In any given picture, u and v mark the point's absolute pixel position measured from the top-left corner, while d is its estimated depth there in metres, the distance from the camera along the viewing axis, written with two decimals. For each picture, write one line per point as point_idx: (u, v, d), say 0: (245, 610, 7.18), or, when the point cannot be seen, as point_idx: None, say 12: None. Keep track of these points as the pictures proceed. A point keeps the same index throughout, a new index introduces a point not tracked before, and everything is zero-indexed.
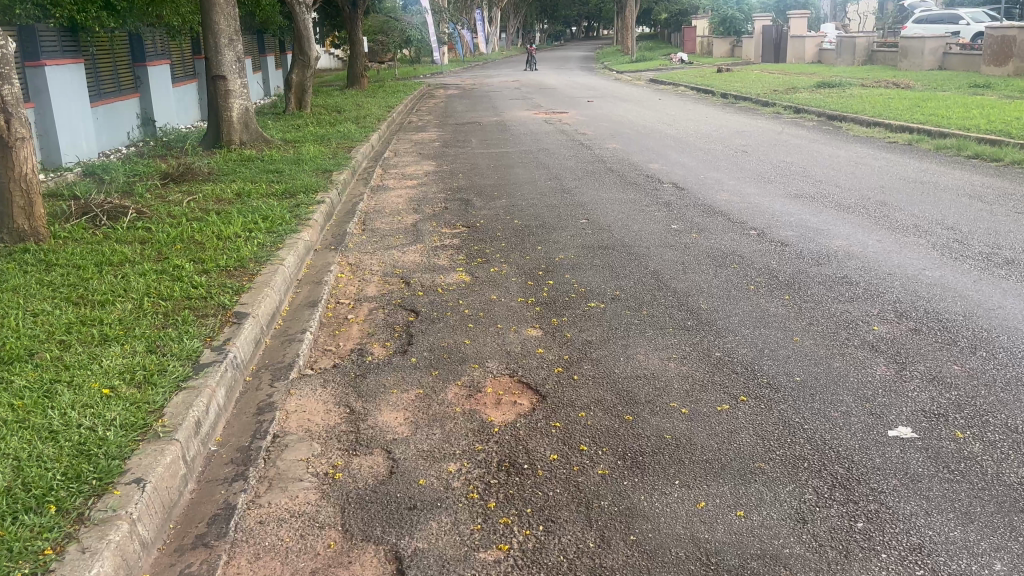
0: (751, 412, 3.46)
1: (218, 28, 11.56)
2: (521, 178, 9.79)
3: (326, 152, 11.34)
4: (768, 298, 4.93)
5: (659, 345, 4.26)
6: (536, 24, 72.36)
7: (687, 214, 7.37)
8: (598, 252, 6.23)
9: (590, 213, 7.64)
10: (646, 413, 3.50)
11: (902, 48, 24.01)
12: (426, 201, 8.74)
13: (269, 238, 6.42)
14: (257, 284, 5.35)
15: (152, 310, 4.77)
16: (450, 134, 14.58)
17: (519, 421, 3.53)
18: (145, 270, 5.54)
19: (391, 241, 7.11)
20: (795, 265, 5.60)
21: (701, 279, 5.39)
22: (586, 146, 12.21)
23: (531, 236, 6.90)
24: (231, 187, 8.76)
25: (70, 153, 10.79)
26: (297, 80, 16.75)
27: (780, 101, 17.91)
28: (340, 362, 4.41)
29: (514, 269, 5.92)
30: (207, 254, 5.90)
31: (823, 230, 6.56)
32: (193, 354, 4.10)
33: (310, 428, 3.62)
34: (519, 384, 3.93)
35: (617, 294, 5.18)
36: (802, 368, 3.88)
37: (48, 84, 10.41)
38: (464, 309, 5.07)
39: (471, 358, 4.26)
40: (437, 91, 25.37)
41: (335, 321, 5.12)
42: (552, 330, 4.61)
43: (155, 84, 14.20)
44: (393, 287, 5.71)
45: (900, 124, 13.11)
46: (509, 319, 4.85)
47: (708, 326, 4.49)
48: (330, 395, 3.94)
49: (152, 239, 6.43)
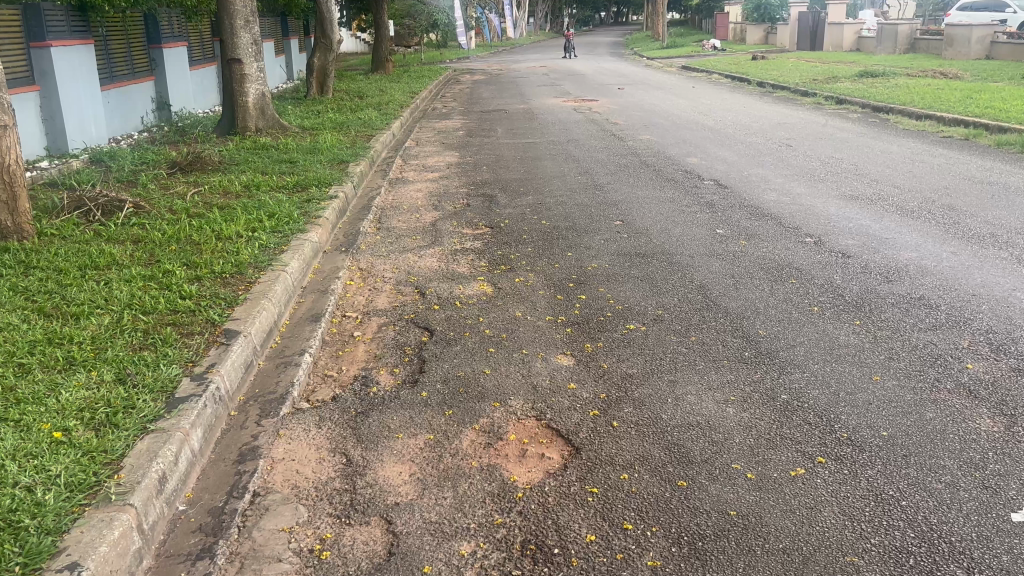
0: (833, 481, 2.85)
1: (233, 9, 10.92)
2: (549, 172, 9.13)
3: (344, 140, 10.75)
4: (836, 323, 4.27)
5: (714, 383, 3.63)
6: (564, 9, 71.19)
7: (733, 217, 6.69)
8: (636, 261, 5.58)
9: (625, 214, 6.98)
10: (704, 478, 2.91)
11: (947, 37, 22.89)
12: (448, 196, 8.11)
13: (272, 239, 5.85)
14: (254, 294, 4.76)
15: (132, 326, 4.20)
16: (475, 122, 13.93)
17: (548, 484, 2.93)
18: (131, 276, 4.98)
19: (408, 242, 6.51)
20: (862, 282, 4.93)
21: (756, 296, 4.73)
22: (618, 137, 11.51)
23: (561, 240, 6.27)
24: (240, 178, 8.19)
25: (77, 138, 10.26)
26: (319, 65, 16.13)
27: (820, 91, 17.04)
28: (340, 393, 3.82)
29: (543, 280, 5.28)
30: (202, 258, 5.33)
31: (888, 238, 5.88)
32: (170, 386, 3.52)
33: (297, 485, 3.04)
34: (547, 430, 3.32)
35: (659, 313, 4.54)
36: (888, 421, 3.23)
37: (54, 66, 9.88)
38: (485, 330, 4.45)
39: (492, 394, 3.65)
40: (463, 76, 24.82)
41: (338, 341, 4.52)
42: (586, 358, 3.98)
43: (171, 67, 13.67)
44: (406, 298, 5.10)
45: (953, 118, 12.30)
46: (536, 343, 4.22)
47: (770, 359, 3.85)
48: (324, 440, 3.34)
49: (147, 238, 5.87)
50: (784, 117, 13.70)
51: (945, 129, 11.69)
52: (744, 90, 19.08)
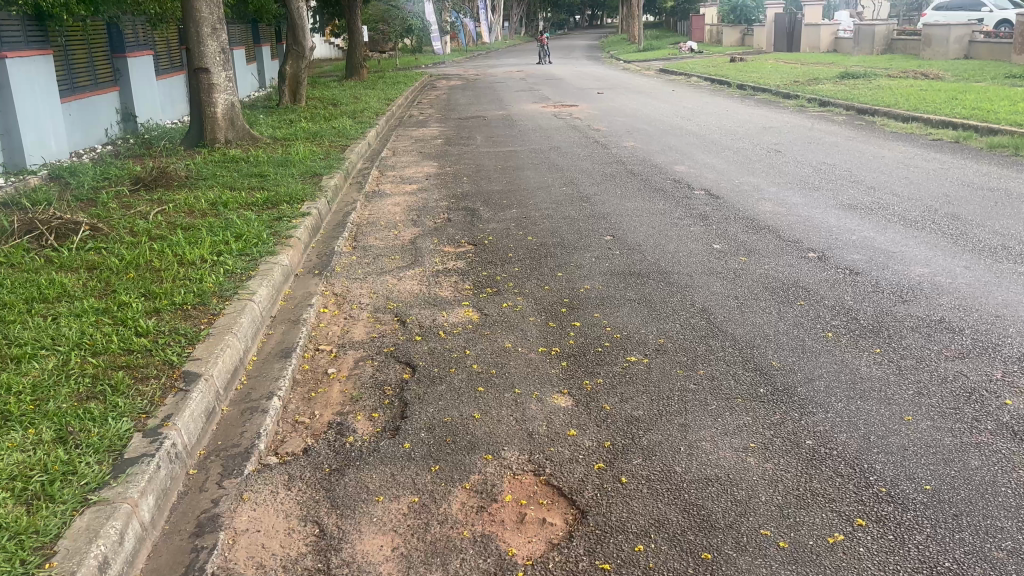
0: (878, 550, 2.49)
1: (199, 16, 10.45)
2: (532, 182, 8.77)
3: (318, 152, 10.32)
4: (854, 352, 3.93)
5: (729, 427, 3.27)
6: (539, 12, 71.01)
7: (729, 231, 6.36)
8: (631, 281, 5.23)
9: (615, 228, 6.62)
10: (730, 548, 2.54)
11: (925, 37, 22.84)
12: (427, 211, 7.72)
13: (239, 263, 5.43)
14: (217, 328, 4.34)
15: (79, 370, 3.77)
16: (453, 130, 13.55)
17: (551, 558, 2.55)
18: (82, 310, 4.55)
19: (385, 263, 6.11)
20: (875, 302, 4.60)
21: (763, 321, 4.39)
22: (602, 144, 11.17)
23: (549, 258, 5.91)
24: (208, 195, 7.76)
25: (35, 153, 9.76)
26: (291, 72, 15.65)
27: (803, 93, 16.82)
28: (313, 445, 3.42)
29: (533, 305, 4.91)
30: (162, 287, 4.91)
31: (896, 252, 5.56)
32: (119, 445, 3.10)
33: (263, 564, 2.64)
34: (547, 488, 2.94)
35: (662, 343, 4.17)
36: (930, 471, 2.88)
37: (9, 79, 9.36)
38: (472, 364, 4.06)
39: (483, 444, 3.25)
40: (440, 82, 24.45)
41: (310, 380, 4.11)
42: (586, 398, 3.60)
43: (136, 76, 13.17)
44: (385, 328, 4.70)
45: (941, 120, 12.07)
46: (529, 379, 3.84)
47: (789, 397, 3.50)
48: (294, 505, 2.95)
49: (103, 265, 5.44)
50: (769, 121, 13.44)
51: (934, 132, 11.47)
52: (725, 93, 18.84)
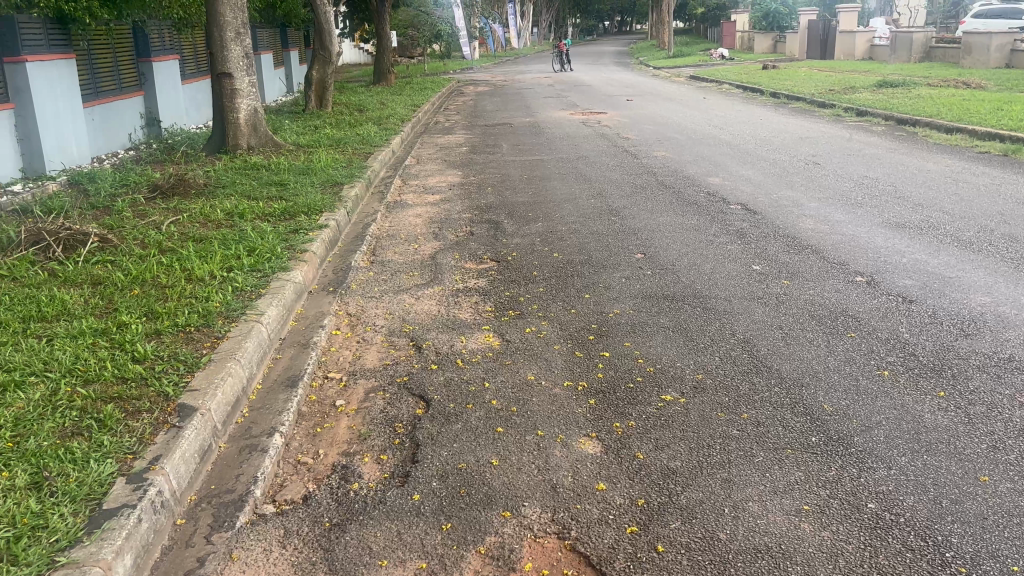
0: None
1: (223, 20, 10.21)
2: (559, 194, 8.42)
3: (340, 159, 10.06)
4: (914, 396, 3.55)
5: (779, 485, 2.92)
6: (568, 18, 70.69)
7: (769, 250, 5.98)
8: (665, 305, 4.88)
9: (646, 245, 6.27)
10: None
11: (965, 44, 22.17)
12: (450, 223, 7.40)
13: (250, 280, 5.14)
14: (219, 354, 4.03)
15: (67, 399, 3.47)
16: (479, 137, 13.26)
17: None
18: (79, 330, 4.25)
19: (403, 280, 5.80)
20: (934, 336, 4.20)
21: (811, 356, 4.02)
22: (632, 153, 10.80)
23: (577, 277, 5.57)
24: (224, 204, 7.50)
25: (55, 159, 9.58)
26: (317, 77, 15.41)
27: (839, 102, 16.32)
28: (314, 492, 3.10)
29: (558, 331, 4.56)
30: (166, 306, 4.61)
31: (952, 278, 5.15)
32: (99, 493, 2.80)
33: None
34: (573, 554, 2.61)
35: (700, 380, 3.81)
36: (1015, 547, 2.53)
37: (29, 83, 9.18)
38: (491, 400, 3.72)
39: (500, 499, 2.91)
40: (467, 87, 24.20)
41: (317, 414, 3.79)
42: (616, 444, 3.25)
43: (161, 81, 13.00)
44: (400, 355, 4.38)
45: (987, 131, 11.57)
46: (553, 419, 3.50)
47: (844, 449, 3.14)
48: (288, 567, 2.63)
49: (108, 279, 5.16)
50: (805, 130, 13.00)
51: (980, 144, 10.97)
52: (758, 101, 18.39)
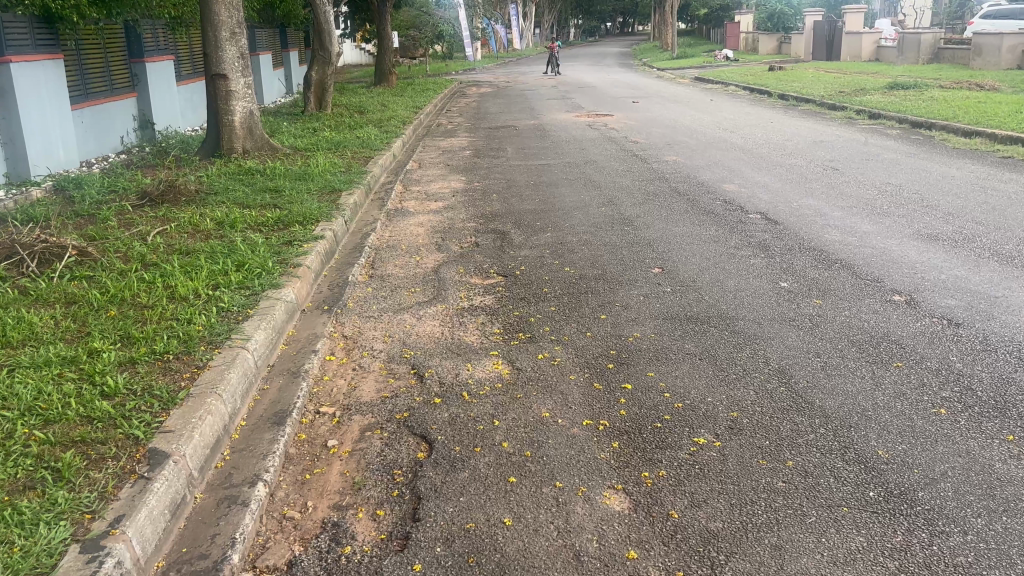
0: None
1: (218, 19, 9.80)
2: (568, 201, 8.03)
3: (338, 164, 9.66)
4: (979, 441, 3.14)
5: (839, 553, 2.52)
6: (571, 19, 70.28)
7: (796, 265, 5.57)
8: (688, 327, 4.48)
9: (663, 259, 5.87)
10: None
11: (975, 46, 21.74)
12: (453, 233, 7.00)
13: (238, 299, 4.73)
14: (198, 386, 3.61)
15: (22, 444, 3.06)
16: (483, 140, 12.86)
17: None
18: (44, 358, 3.84)
19: (404, 296, 5.40)
20: (991, 367, 3.80)
21: (857, 390, 3.61)
22: (642, 158, 10.40)
23: (591, 294, 5.17)
24: (216, 212, 7.10)
25: (41, 164, 9.18)
26: (317, 79, 14.96)
27: (850, 104, 15.90)
28: (301, 556, 2.70)
29: (573, 358, 4.16)
30: (144, 330, 4.20)
31: (998, 297, 4.75)
32: (46, 566, 2.40)
33: None
34: None
35: (735, 419, 3.40)
36: None
37: (13, 85, 8.76)
38: (502, 442, 3.32)
39: (514, 570, 2.51)
40: (470, 89, 23.76)
41: (306, 457, 3.39)
42: (646, 500, 2.84)
43: (155, 82, 12.60)
44: (399, 385, 3.97)
45: (1008, 135, 11.13)
46: (571, 466, 3.10)
47: (909, 508, 2.73)
48: None
49: (83, 298, 4.76)
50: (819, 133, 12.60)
51: (1002, 149, 10.54)
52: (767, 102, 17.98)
